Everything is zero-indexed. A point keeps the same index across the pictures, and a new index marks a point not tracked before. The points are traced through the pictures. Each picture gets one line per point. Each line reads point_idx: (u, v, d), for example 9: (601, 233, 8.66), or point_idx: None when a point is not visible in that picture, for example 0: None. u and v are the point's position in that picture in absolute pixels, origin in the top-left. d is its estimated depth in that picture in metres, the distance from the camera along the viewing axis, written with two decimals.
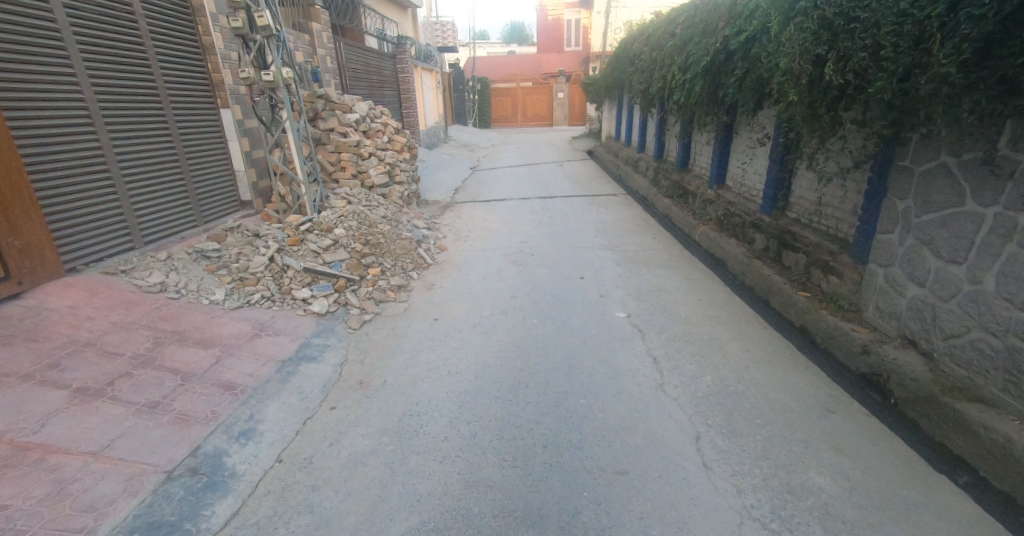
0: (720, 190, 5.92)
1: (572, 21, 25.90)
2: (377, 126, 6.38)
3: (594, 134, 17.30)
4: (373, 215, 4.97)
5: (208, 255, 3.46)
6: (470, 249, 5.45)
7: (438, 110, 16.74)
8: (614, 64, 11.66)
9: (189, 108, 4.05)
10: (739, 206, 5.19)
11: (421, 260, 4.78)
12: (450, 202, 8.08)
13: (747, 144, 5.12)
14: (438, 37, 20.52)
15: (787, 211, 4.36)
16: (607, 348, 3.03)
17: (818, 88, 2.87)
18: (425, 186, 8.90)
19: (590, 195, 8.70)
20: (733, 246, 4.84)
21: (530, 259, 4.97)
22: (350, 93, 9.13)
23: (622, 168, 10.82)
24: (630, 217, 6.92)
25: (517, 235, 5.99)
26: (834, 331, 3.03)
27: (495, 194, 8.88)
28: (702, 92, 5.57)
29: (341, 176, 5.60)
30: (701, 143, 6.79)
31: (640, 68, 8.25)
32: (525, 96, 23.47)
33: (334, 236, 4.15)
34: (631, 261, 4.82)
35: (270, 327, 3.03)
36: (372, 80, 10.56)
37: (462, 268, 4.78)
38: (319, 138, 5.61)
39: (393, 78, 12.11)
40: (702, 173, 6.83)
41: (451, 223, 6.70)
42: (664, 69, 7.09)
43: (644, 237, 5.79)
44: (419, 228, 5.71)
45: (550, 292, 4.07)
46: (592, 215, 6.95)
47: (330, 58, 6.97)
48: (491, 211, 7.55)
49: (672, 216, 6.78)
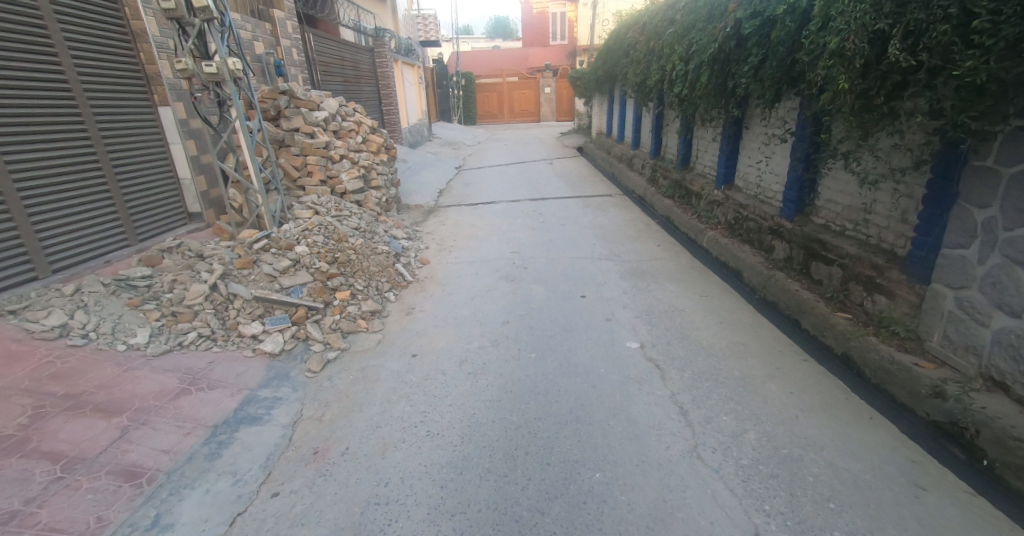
0: (728, 191, 5.41)
1: (557, 14, 25.35)
2: (350, 125, 5.76)
3: (584, 130, 16.78)
4: (343, 226, 4.39)
5: (132, 283, 2.84)
6: (456, 261, 4.89)
7: (421, 106, 16.04)
8: (605, 55, 11.12)
9: (114, 106, 3.43)
10: (752, 209, 4.70)
11: (399, 278, 4.21)
12: (433, 206, 7.49)
13: (762, 140, 4.61)
14: (420, 31, 19.84)
15: (812, 216, 3.87)
16: (621, 394, 2.50)
17: (873, 73, 2.34)
18: (406, 189, 8.29)
19: (583, 196, 8.17)
20: (748, 255, 4.34)
21: (523, 274, 4.41)
22: (323, 88, 8.48)
23: (616, 166, 10.30)
24: (629, 221, 6.40)
25: (508, 244, 5.43)
26: (891, 366, 2.53)
27: (482, 196, 8.31)
28: (710, 83, 5.05)
29: (307, 182, 4.99)
30: (705, 140, 6.28)
31: (636, 59, 7.72)
32: (512, 92, 22.86)
33: (295, 255, 3.56)
34: (635, 275, 4.30)
35: (205, 377, 2.44)
36: (347, 75, 9.90)
37: (447, 286, 4.21)
38: (283, 140, 4.99)
39: (371, 73, 11.47)
40: (706, 172, 6.33)
41: (434, 231, 6.12)
42: (665, 59, 6.56)
43: (647, 245, 5.27)
44: (398, 239, 5.14)
45: (547, 316, 3.52)
46: (588, 220, 6.41)
47: (296, 50, 6.33)
48: (477, 215, 6.99)
49: (675, 219, 6.27)
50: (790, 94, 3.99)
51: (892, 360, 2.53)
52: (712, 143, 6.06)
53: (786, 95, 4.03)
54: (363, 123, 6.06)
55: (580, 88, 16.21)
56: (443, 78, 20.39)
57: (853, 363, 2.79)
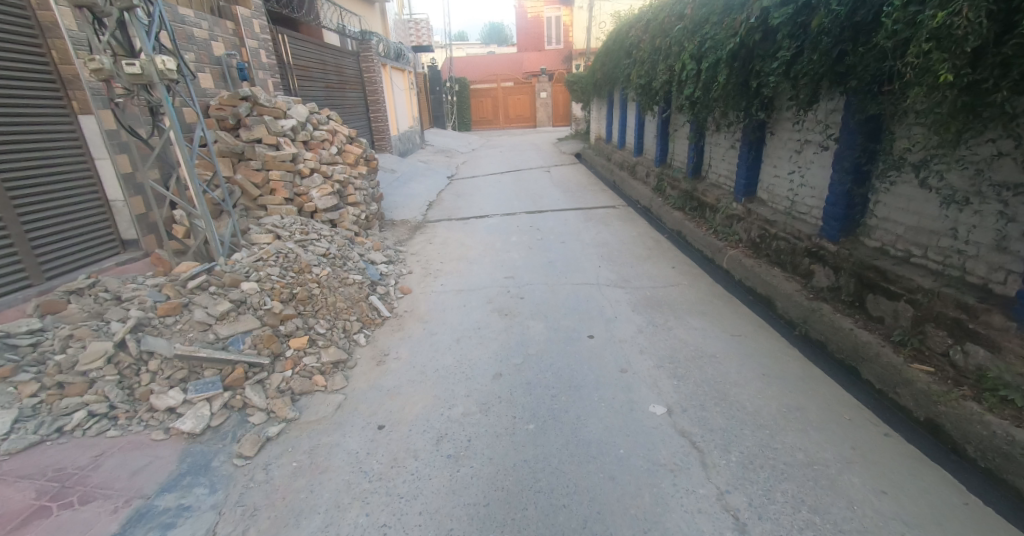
0: (749, 205, 4.81)
1: (552, 19, 24.97)
2: (324, 134, 5.13)
3: (582, 135, 16.25)
4: (308, 254, 3.76)
5: (12, 342, 2.23)
6: (442, 291, 4.27)
7: (413, 113, 15.46)
8: (604, 57, 10.54)
9: (11, 116, 2.81)
10: (780, 226, 4.10)
11: (371, 315, 3.57)
12: (420, 222, 6.88)
13: (794, 149, 4.01)
14: (411, 36, 19.37)
15: (861, 238, 3.26)
16: (653, 496, 1.87)
17: (987, 59, 1.74)
18: (392, 202, 7.68)
19: (584, 208, 7.56)
20: (782, 281, 3.72)
21: (518, 308, 3.79)
22: (302, 94, 7.88)
23: (618, 174, 9.70)
24: (636, 237, 5.78)
25: (502, 267, 4.81)
26: (1013, 450, 1.90)
27: (474, 209, 7.70)
28: (729, 84, 4.46)
29: (269, 200, 4.33)
30: (720, 147, 5.68)
31: (641, 59, 7.14)
32: (507, 97, 22.33)
33: (240, 293, 2.91)
34: (650, 309, 3.67)
35: (79, 484, 1.85)
36: (330, 80, 9.31)
37: (429, 325, 3.58)
38: (242, 152, 4.36)
39: (357, 78, 10.90)
40: (720, 182, 5.74)
41: (420, 251, 5.49)
42: (675, 58, 5.97)
43: (659, 267, 4.65)
44: (376, 265, 4.51)
45: (548, 367, 2.89)
46: (591, 237, 5.79)
47: (265, 52, 5.74)
48: (469, 231, 6.37)
49: (687, 235, 5.66)
50: (831, 94, 3.39)
51: (1011, 440, 1.91)
52: (728, 151, 5.45)
53: (826, 94, 3.43)
54: (339, 132, 5.44)
55: (576, 93, 15.67)
56: (436, 83, 19.84)
57: (949, 437, 2.16)
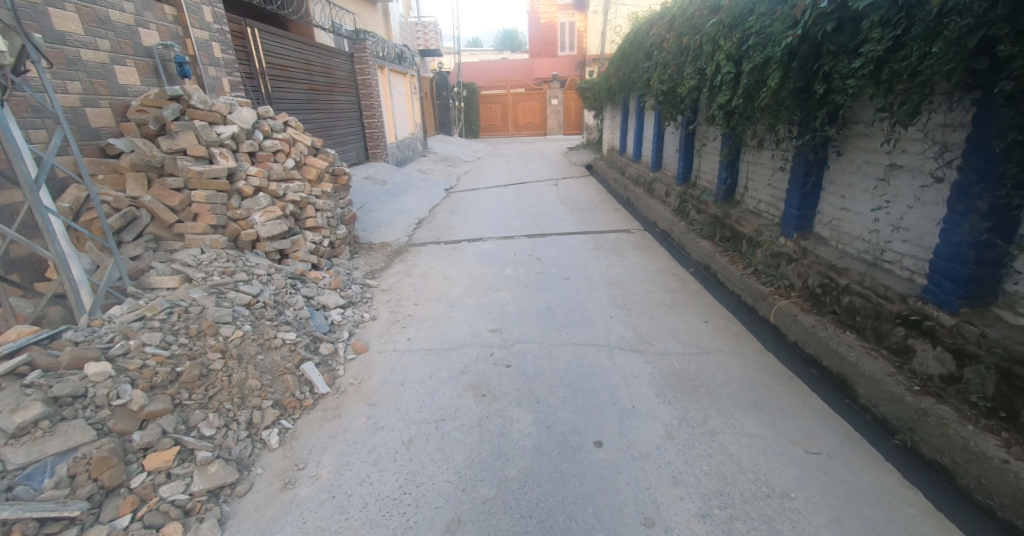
0: (805, 243, 3.80)
1: (565, 24, 24.25)
2: (278, 144, 4.23)
3: (594, 145, 15.32)
4: (222, 305, 2.81)
5: None
6: (408, 351, 3.32)
7: (416, 119, 14.67)
8: (619, 61, 9.61)
9: None
10: (856, 278, 3.09)
11: (296, 394, 2.62)
12: (402, 247, 5.98)
13: (879, 175, 3.00)
14: (419, 40, 18.84)
15: (1002, 312, 2.24)
16: None
17: None
18: (374, 222, 6.83)
19: (593, 232, 6.62)
20: (864, 359, 2.71)
21: (501, 385, 2.83)
22: (280, 95, 7.03)
23: (633, 191, 8.75)
24: (656, 275, 4.80)
25: (487, 314, 3.86)
26: None
27: (467, 231, 6.79)
28: (784, 89, 3.47)
29: (189, 228, 3.38)
30: (762, 168, 4.68)
31: (664, 63, 6.18)
32: (517, 103, 21.51)
33: (71, 386, 1.95)
34: (680, 395, 2.68)
35: None
36: (316, 82, 8.46)
37: (377, 412, 2.62)
38: (163, 166, 3.48)
39: (350, 81, 10.12)
40: (761, 210, 4.77)
41: (393, 287, 4.57)
42: (708, 60, 5.01)
43: (686, 321, 3.67)
44: (326, 312, 3.59)
45: (532, 508, 1.93)
46: (601, 274, 4.83)
47: (219, 45, 4.88)
48: (456, 259, 5.45)
49: (721, 273, 4.67)
50: (948, 102, 2.40)
51: None
52: (773, 173, 4.46)
53: (940, 103, 2.45)
54: (301, 141, 4.53)
55: (589, 100, 14.77)
56: (443, 89, 19.10)
57: None
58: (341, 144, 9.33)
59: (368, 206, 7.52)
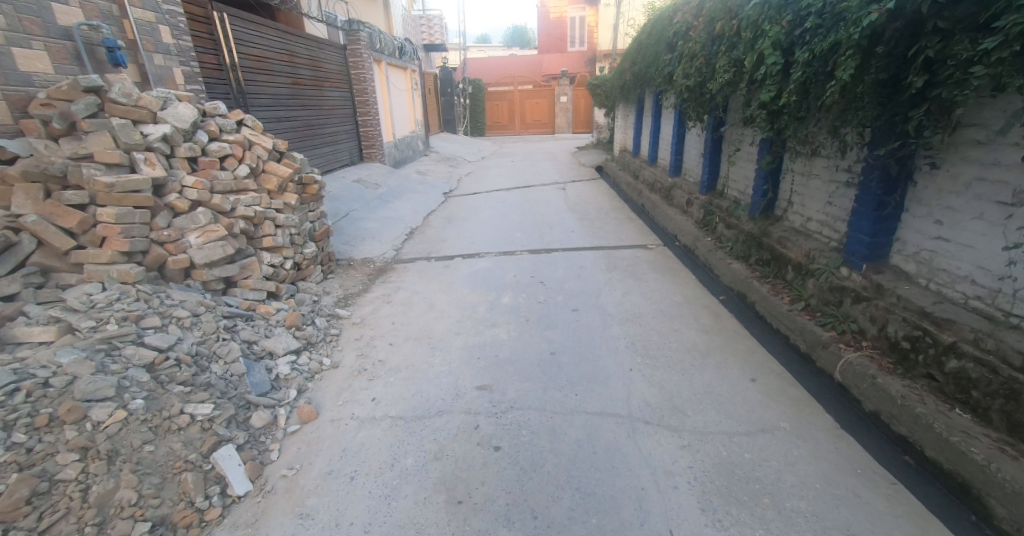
0: (879, 278, 3.02)
1: (575, 19, 23.48)
2: (228, 148, 3.49)
3: (604, 144, 14.53)
4: (107, 371, 2.05)
5: None
6: (370, 419, 2.57)
7: (417, 117, 13.97)
8: (635, 54, 8.79)
9: None
10: (973, 336, 2.32)
11: (197, 502, 1.89)
12: (386, 267, 5.29)
13: (1011, 199, 2.28)
14: (423, 34, 18.12)
15: None
16: None
17: None
18: (358, 234, 6.13)
19: (604, 247, 5.87)
20: (997, 458, 1.96)
21: (484, 483, 2.11)
22: (256, 90, 6.29)
23: (649, 199, 7.96)
24: (684, 309, 4.03)
25: (475, 364, 3.14)
26: None
27: (462, 245, 6.07)
28: (866, 83, 2.71)
29: (91, 256, 2.64)
30: (813, 180, 3.93)
31: (691, 54, 5.41)
32: (524, 101, 20.71)
33: None
34: (734, 507, 1.95)
35: None
36: (303, 76, 7.73)
37: (308, 531, 1.87)
38: (66, 174, 2.73)
39: (343, 75, 9.39)
40: (813, 231, 3.99)
41: (367, 321, 3.83)
42: (748, 49, 4.26)
43: (727, 378, 2.91)
44: (274, 361, 2.86)
45: None
46: (617, 308, 4.08)
47: (169, 28, 4.12)
48: (446, 283, 4.74)
49: (766, 307, 3.92)
50: None
51: None
52: (830, 187, 3.69)
53: None
54: (260, 142, 3.79)
55: (599, 98, 13.97)
56: (447, 85, 18.42)
57: None
58: (330, 144, 8.62)
59: (355, 214, 6.83)
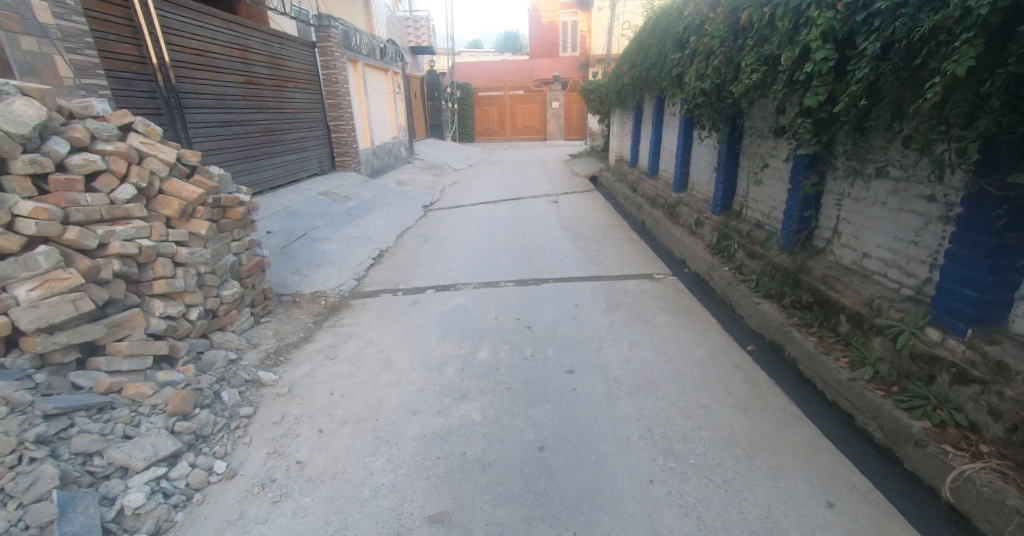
0: (997, 352, 2.17)
1: (568, 23, 22.83)
2: (100, 162, 2.54)
3: (599, 152, 13.71)
4: None
5: None
6: None
7: (400, 122, 13.07)
8: (636, 55, 7.99)
9: None
10: None
11: None
12: (341, 304, 4.37)
13: None
14: (408, 36, 17.26)
15: None
16: None
17: None
18: (313, 260, 5.19)
19: (603, 277, 5.01)
20: None
21: None
22: (196, 89, 5.37)
23: (651, 216, 7.12)
24: (708, 371, 3.16)
25: (434, 472, 2.25)
26: None
27: (436, 274, 5.17)
28: (995, 80, 1.88)
29: None
30: (873, 208, 3.12)
31: (707, 51, 4.59)
32: (515, 106, 19.91)
33: None
34: None
35: None
36: (261, 74, 6.79)
37: None
38: None
39: (313, 76, 8.49)
40: (874, 271, 3.15)
41: (297, 390, 2.91)
42: (787, 41, 3.44)
43: (789, 501, 2.04)
44: (129, 478, 1.95)
45: None
46: (623, 370, 3.19)
47: (48, 6, 3.20)
48: (409, 330, 3.83)
49: (815, 370, 3.08)
50: None
51: None
52: (904, 218, 2.86)
53: None
54: (156, 153, 2.87)
55: (594, 103, 13.15)
56: (434, 89, 17.59)
57: None
58: (295, 152, 7.69)
59: (315, 234, 5.88)
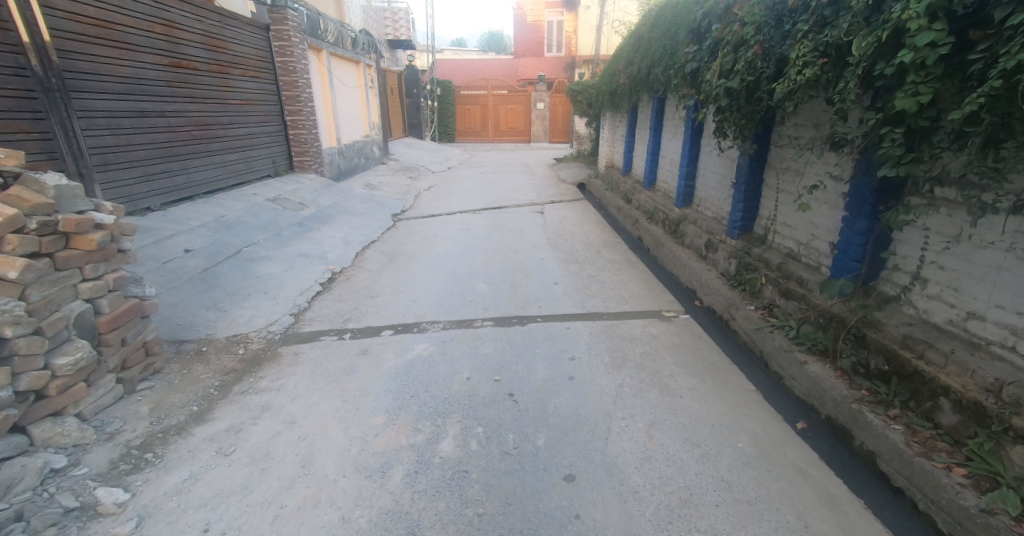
0: None
1: (554, 23, 22.01)
2: None
3: (588, 157, 12.85)
4: None
5: None
6: None
7: (375, 119, 12.03)
8: (634, 51, 7.13)
9: None
10: None
11: None
12: (264, 354, 3.32)
13: None
14: (386, 28, 16.14)
15: None
16: None
17: None
18: (241, 288, 4.13)
19: (602, 315, 4.06)
20: None
21: None
22: (93, 68, 4.25)
23: (650, 234, 6.22)
24: (763, 481, 2.22)
25: None
26: None
27: (397, 307, 4.15)
28: None
29: None
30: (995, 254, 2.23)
31: (736, 42, 3.70)
32: (498, 106, 18.95)
33: None
34: None
35: None
36: (195, 56, 5.68)
37: None
38: None
39: (267, 62, 7.37)
40: (993, 340, 2.27)
41: (150, 525, 1.88)
42: (863, 22, 2.55)
43: None
44: None
45: None
46: (644, 477, 2.24)
47: None
48: (347, 398, 2.81)
49: (913, 480, 2.16)
50: None
51: None
52: None
53: None
54: None
55: (582, 104, 12.26)
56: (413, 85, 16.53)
57: None
58: (240, 150, 6.58)
59: (250, 252, 4.80)
